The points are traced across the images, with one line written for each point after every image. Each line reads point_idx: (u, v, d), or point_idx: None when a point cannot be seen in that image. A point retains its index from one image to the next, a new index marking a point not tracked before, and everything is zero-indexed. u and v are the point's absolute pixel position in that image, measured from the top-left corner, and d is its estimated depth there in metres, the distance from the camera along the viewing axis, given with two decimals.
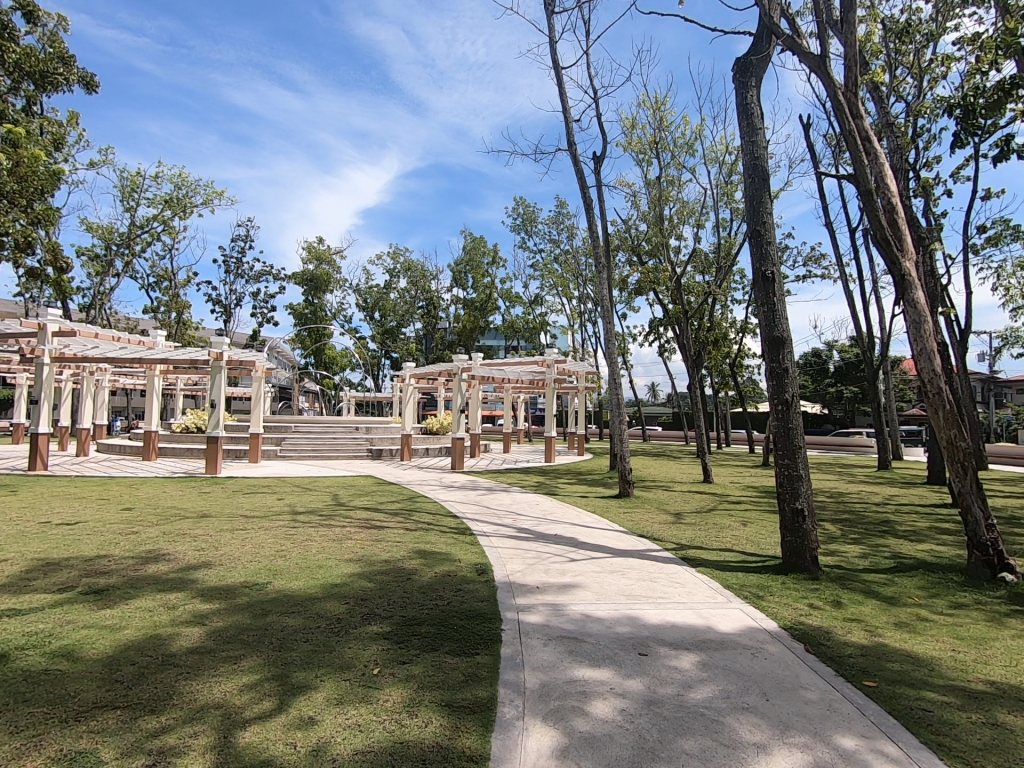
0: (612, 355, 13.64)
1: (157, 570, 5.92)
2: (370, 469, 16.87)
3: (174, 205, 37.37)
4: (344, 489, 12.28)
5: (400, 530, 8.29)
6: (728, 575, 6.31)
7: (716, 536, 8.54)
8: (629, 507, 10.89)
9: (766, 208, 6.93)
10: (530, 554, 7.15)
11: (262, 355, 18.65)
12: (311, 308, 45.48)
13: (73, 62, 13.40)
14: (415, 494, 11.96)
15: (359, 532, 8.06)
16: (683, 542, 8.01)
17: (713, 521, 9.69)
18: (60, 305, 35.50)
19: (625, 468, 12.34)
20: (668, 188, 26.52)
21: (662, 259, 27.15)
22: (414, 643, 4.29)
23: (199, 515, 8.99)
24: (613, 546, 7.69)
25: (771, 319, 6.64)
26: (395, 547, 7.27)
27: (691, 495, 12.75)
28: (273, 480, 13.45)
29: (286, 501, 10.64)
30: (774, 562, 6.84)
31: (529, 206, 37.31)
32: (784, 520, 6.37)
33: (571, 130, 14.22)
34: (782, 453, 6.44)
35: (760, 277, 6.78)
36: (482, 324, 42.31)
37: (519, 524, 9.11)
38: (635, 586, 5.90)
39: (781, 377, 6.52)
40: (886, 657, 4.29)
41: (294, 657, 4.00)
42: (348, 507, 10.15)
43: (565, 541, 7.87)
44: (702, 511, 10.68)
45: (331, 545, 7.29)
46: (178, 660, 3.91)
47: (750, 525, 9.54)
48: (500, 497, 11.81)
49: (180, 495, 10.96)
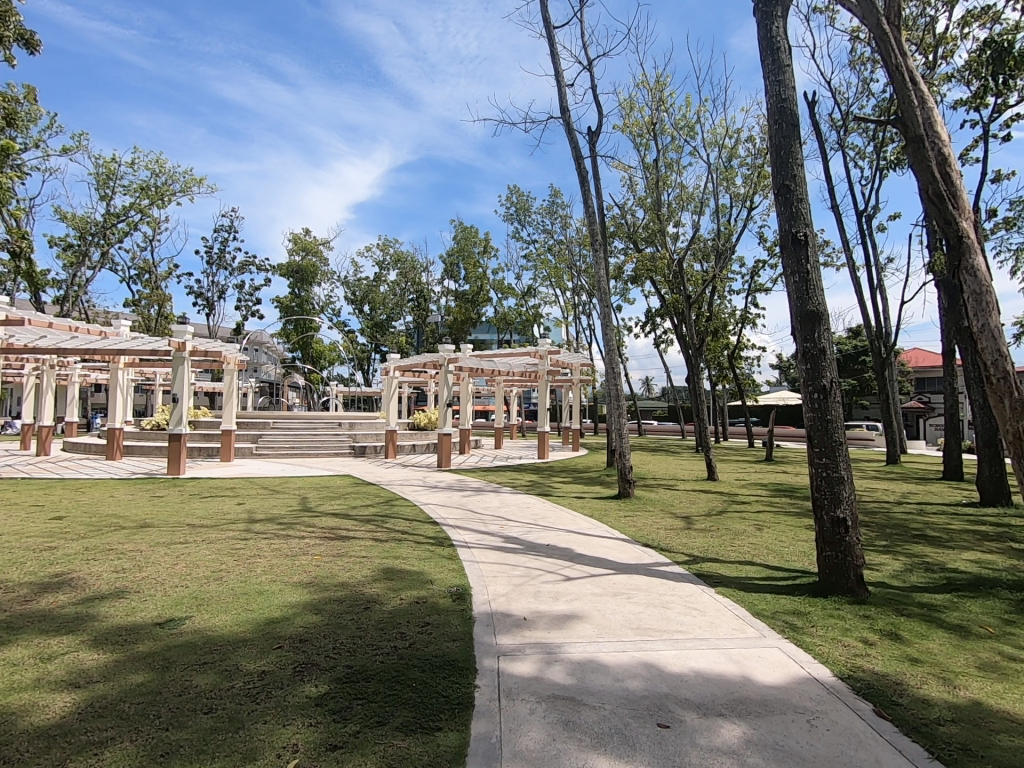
0: (609, 344, 12.47)
1: (54, 605, 4.77)
2: (350, 468, 15.73)
3: (151, 194, 35.99)
4: (315, 491, 11.14)
5: (368, 542, 7.15)
6: (756, 599, 5.24)
7: (733, 544, 7.45)
8: (631, 510, 9.78)
9: (795, 159, 5.84)
10: (518, 570, 6.07)
11: (235, 346, 17.29)
12: (297, 301, 44.24)
13: (9, 16, 11.98)
14: (394, 496, 10.83)
15: (320, 546, 6.90)
16: (695, 553, 6.92)
17: (727, 527, 8.60)
18: (32, 297, 34.15)
19: (624, 466, 11.23)
20: (666, 172, 25.48)
21: (659, 247, 26.13)
22: (354, 714, 3.18)
23: (138, 524, 7.82)
24: (614, 559, 6.59)
25: (803, 291, 5.58)
26: (359, 565, 6.15)
27: (696, 495, 11.67)
28: (240, 480, 12.30)
29: (247, 506, 9.47)
30: (807, 579, 5.76)
31: (522, 194, 36.15)
32: (821, 532, 5.30)
33: (564, 98, 13.11)
34: (818, 451, 5.36)
35: (790, 240, 5.71)
36: (474, 317, 41.13)
37: (506, 531, 7.98)
38: (644, 616, 4.81)
39: (817, 358, 5.44)
40: (984, 725, 3.23)
41: (182, 741, 2.88)
42: (314, 512, 9.02)
43: (560, 554, 6.78)
44: (711, 514, 9.64)
45: (282, 562, 6.15)
46: (12, 752, 2.78)
47: (766, 530, 8.45)
48: (486, 500, 10.68)
49: (129, 500, 9.78)
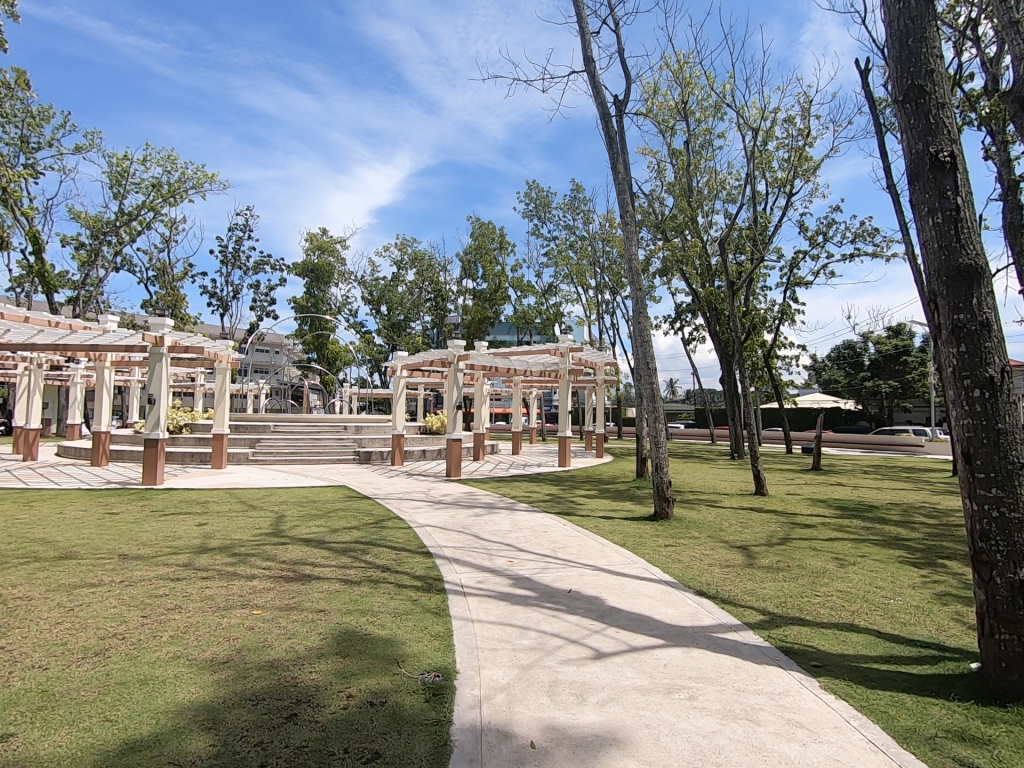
0: (641, 337, 10.52)
1: None
2: (348, 476, 14.19)
3: (165, 192, 35.34)
4: (297, 508, 9.55)
5: (333, 586, 5.47)
6: (892, 706, 3.40)
7: (818, 594, 5.56)
8: (673, 538, 7.92)
9: (932, 47, 4.01)
10: (527, 639, 4.33)
11: (229, 343, 15.83)
12: (313, 300, 43.32)
13: None
14: (388, 515, 9.17)
15: (267, 591, 5.23)
16: (771, 610, 5.03)
17: (800, 564, 6.71)
18: (48, 298, 33.82)
19: (660, 481, 9.36)
20: (698, 156, 23.54)
21: (690, 236, 24.16)
22: None
23: (56, 555, 6.26)
24: (662, 620, 4.78)
25: (950, 238, 3.76)
26: (311, 628, 4.45)
27: (747, 517, 9.73)
28: (218, 493, 10.79)
29: (207, 528, 7.90)
30: (954, 667, 3.88)
31: (543, 190, 34.47)
32: (993, 603, 3.47)
33: (587, 54, 11.36)
34: (987, 480, 3.51)
35: (928, 164, 3.89)
36: (492, 316, 39.48)
37: (515, 567, 6.24)
38: (726, 742, 3.00)
39: (976, 338, 3.61)
40: None
41: None
42: (284, 537, 7.42)
43: (586, 609, 5.00)
44: (773, 544, 7.75)
45: (206, 621, 4.48)
46: None
47: (855, 571, 6.50)
48: (495, 521, 8.93)
49: (75, 518, 8.31)
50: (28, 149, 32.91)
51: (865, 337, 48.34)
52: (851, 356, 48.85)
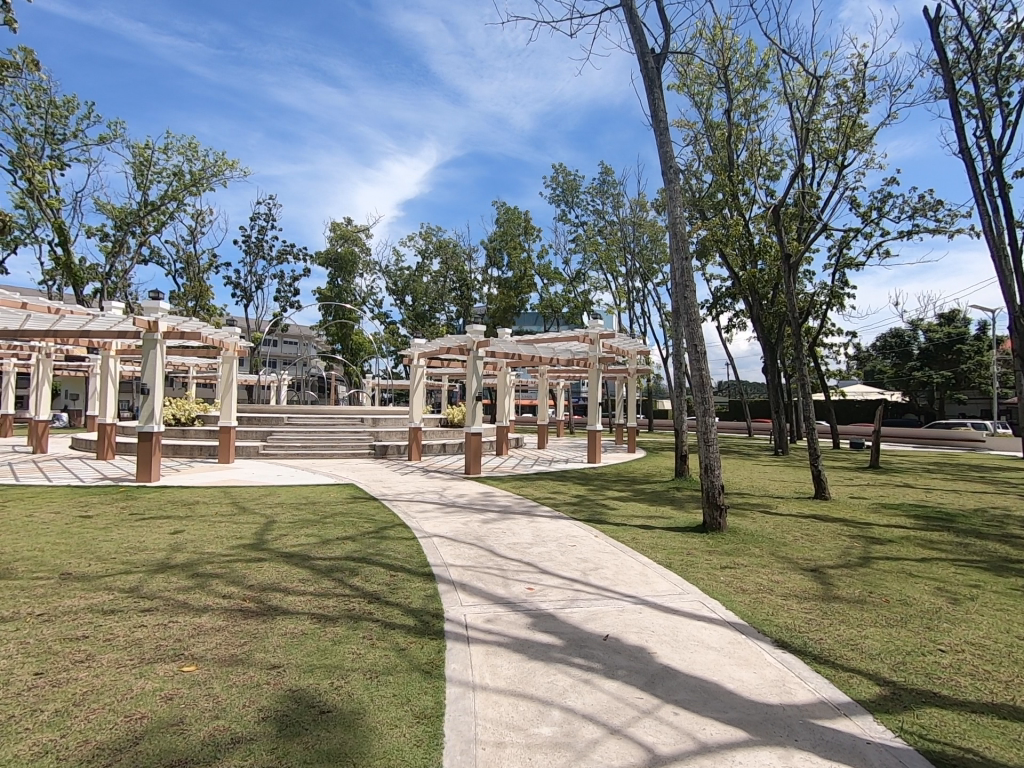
0: (688, 320, 8.98)
1: None
2: (359, 473, 13.12)
3: (187, 181, 34.96)
4: (290, 511, 8.44)
5: (301, 625, 4.25)
6: None
7: (945, 648, 4.12)
8: (731, 557, 6.51)
9: None
10: (549, 728, 3.00)
11: (236, 331, 14.87)
12: (336, 291, 42.67)
13: None
14: (392, 521, 7.97)
15: (214, 634, 4.05)
16: (891, 680, 3.60)
17: (900, 597, 5.26)
18: (76, 290, 33.90)
19: (711, 488, 7.89)
20: (739, 128, 21.62)
21: (731, 213, 22.24)
22: None
23: None
24: (740, 694, 3.40)
25: None
26: (250, 698, 3.20)
27: (812, 528, 8.24)
28: (210, 491, 9.80)
29: (181, 536, 6.83)
30: None
31: (570, 173, 32.78)
32: None
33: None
34: None
35: None
36: (517, 305, 38.12)
37: (538, 599, 4.95)
38: None
39: None
40: None
41: None
42: (265, 550, 6.28)
43: (631, 672, 3.64)
44: (855, 566, 6.28)
45: (112, 686, 3.28)
46: None
47: (977, 608, 5.02)
48: (514, 530, 7.63)
49: (40, 522, 7.39)
50: (53, 140, 32.85)
51: (915, 324, 45.25)
52: (899, 345, 45.11)
